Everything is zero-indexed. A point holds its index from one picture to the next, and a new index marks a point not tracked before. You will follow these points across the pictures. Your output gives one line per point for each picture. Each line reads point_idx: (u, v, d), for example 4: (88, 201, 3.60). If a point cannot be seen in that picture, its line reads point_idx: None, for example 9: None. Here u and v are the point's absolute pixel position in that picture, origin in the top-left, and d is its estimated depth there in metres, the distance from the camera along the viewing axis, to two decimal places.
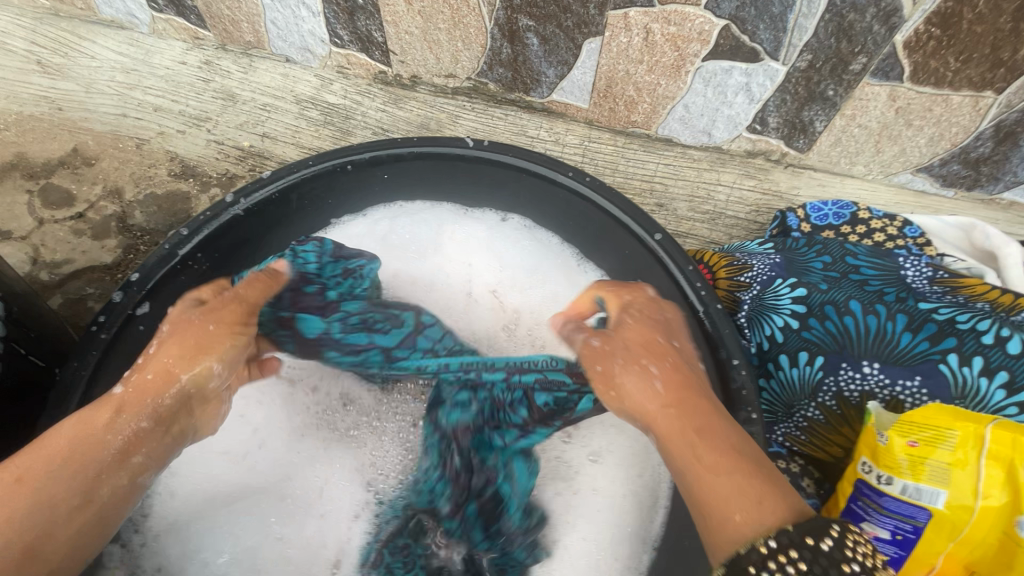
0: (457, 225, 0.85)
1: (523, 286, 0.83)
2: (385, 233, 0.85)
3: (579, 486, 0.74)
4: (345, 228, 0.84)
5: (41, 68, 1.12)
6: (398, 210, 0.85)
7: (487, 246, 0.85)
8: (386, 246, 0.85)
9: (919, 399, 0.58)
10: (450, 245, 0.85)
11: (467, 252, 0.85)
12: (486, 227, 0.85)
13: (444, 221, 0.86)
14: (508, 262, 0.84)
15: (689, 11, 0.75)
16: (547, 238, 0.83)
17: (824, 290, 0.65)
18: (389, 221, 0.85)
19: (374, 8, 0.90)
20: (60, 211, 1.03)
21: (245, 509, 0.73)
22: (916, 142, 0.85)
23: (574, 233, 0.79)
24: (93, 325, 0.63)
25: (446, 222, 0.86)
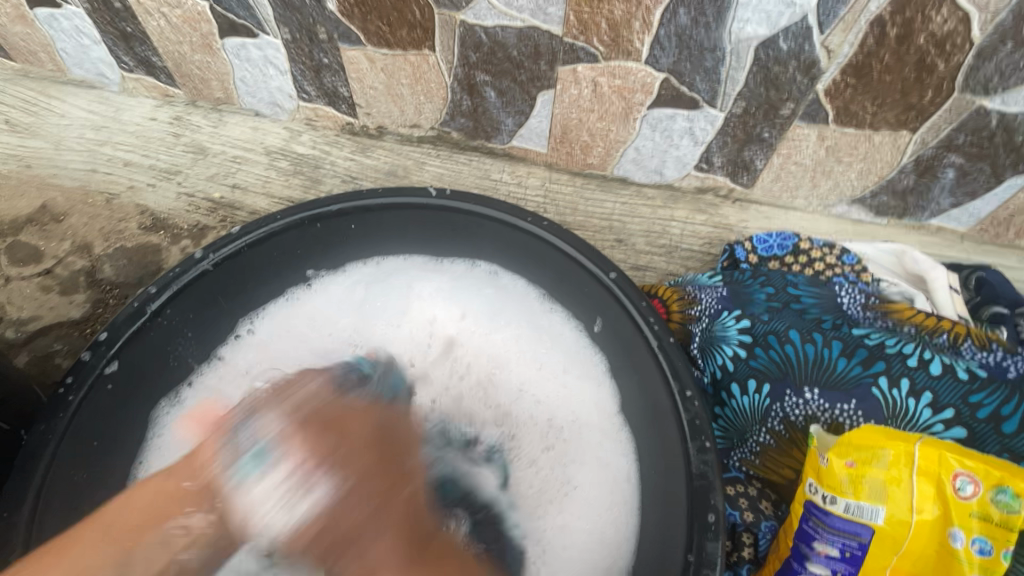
0: (424, 272, 0.86)
1: (488, 331, 0.83)
2: (349, 294, 0.85)
3: (578, 481, 0.73)
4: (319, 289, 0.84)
5: (10, 127, 1.14)
6: (366, 267, 0.86)
7: (455, 293, 0.85)
8: (354, 306, 0.84)
9: (856, 420, 0.62)
10: (417, 304, 0.85)
11: (434, 305, 0.85)
12: (454, 276, 0.86)
13: (410, 275, 0.86)
14: (473, 318, 0.84)
15: (632, 66, 0.82)
16: (512, 281, 0.84)
17: (767, 321, 0.70)
18: (353, 280, 0.85)
19: (339, 66, 0.95)
20: (27, 268, 1.03)
21: None
22: (848, 176, 0.92)
23: (541, 275, 0.81)
24: (61, 387, 0.64)
25: (413, 277, 0.86)
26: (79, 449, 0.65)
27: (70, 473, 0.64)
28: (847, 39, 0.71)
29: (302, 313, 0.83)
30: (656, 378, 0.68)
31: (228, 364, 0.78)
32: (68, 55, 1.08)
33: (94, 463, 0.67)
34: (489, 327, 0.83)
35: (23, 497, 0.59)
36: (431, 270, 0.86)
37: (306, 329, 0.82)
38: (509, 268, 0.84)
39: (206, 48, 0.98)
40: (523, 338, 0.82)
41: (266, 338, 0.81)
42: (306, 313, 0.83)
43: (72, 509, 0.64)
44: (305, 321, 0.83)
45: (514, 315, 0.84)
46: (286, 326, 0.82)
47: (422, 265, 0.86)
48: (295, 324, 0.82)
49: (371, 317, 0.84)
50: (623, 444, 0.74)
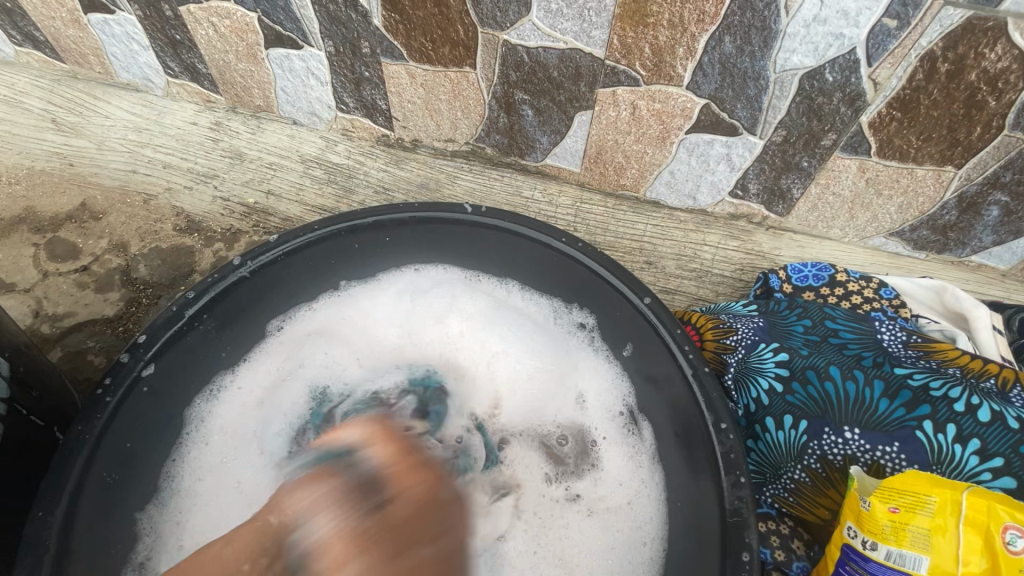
0: (475, 296, 0.85)
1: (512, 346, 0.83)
2: (378, 298, 0.85)
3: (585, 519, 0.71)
4: (364, 297, 0.85)
5: (56, 126, 1.17)
6: (398, 274, 0.85)
7: (483, 307, 0.85)
8: (386, 316, 0.85)
9: (898, 464, 0.60)
10: (458, 320, 0.84)
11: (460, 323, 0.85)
12: (485, 292, 0.85)
13: (440, 286, 0.86)
14: (493, 341, 0.83)
15: (672, 91, 0.82)
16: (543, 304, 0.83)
17: (805, 355, 0.68)
18: (385, 285, 0.85)
19: (379, 80, 0.97)
20: (65, 264, 1.05)
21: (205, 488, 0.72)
22: (887, 209, 0.91)
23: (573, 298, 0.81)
24: (99, 388, 0.64)
25: (443, 288, 0.86)
26: (113, 451, 0.65)
27: (104, 474, 0.64)
28: (895, 73, 0.70)
29: (331, 314, 0.84)
30: (689, 408, 0.67)
31: (266, 353, 0.80)
32: (116, 58, 1.11)
33: (128, 465, 0.67)
34: (507, 347, 0.83)
35: (58, 497, 0.60)
36: (463, 285, 0.86)
37: (332, 331, 0.83)
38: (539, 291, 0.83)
39: (251, 57, 1.00)
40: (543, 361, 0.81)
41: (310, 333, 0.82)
42: (350, 315, 0.84)
43: (105, 511, 0.64)
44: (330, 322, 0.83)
45: (535, 336, 0.83)
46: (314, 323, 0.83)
47: (454, 278, 0.86)
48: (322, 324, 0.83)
49: (396, 324, 0.84)
50: (644, 467, 0.73)
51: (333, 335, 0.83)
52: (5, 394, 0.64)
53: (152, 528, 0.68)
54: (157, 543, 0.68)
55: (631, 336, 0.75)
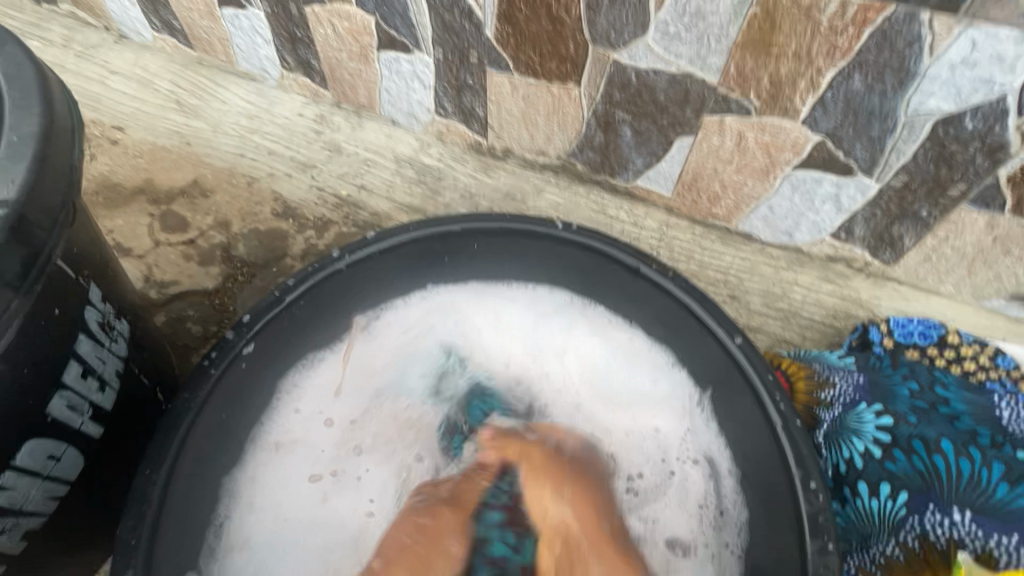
0: (576, 312, 0.82)
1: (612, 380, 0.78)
2: (474, 304, 0.84)
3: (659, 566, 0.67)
4: (462, 295, 0.84)
5: (179, 107, 1.27)
6: (494, 284, 0.84)
7: (592, 338, 0.80)
8: (492, 318, 0.83)
9: (1016, 558, 0.55)
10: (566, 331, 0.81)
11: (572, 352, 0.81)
12: (587, 316, 0.81)
13: (546, 303, 0.83)
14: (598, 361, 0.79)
15: (786, 125, 0.78)
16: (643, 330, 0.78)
17: (913, 423, 0.64)
18: (485, 294, 0.84)
19: (481, 89, 0.99)
20: (175, 235, 1.14)
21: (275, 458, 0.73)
22: (1013, 270, 0.83)
23: (676, 326, 0.74)
24: (206, 359, 0.69)
25: (550, 307, 0.83)
26: (212, 422, 0.69)
27: (204, 442, 0.68)
28: None
29: (424, 313, 0.83)
30: (776, 460, 0.64)
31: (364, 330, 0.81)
32: (240, 49, 1.19)
33: (224, 437, 0.71)
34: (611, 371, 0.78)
35: (165, 456, 0.65)
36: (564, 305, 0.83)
37: (422, 331, 0.83)
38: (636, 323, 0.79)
39: (362, 58, 1.04)
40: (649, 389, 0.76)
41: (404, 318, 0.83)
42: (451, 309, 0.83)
43: (202, 478, 0.68)
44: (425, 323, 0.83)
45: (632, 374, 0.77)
46: (410, 317, 0.83)
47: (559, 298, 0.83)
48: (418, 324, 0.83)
49: (494, 330, 0.83)
50: (720, 514, 0.68)
51: (423, 333, 0.82)
52: (122, 353, 0.70)
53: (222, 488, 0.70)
54: (229, 502, 0.70)
55: (717, 380, 0.72)
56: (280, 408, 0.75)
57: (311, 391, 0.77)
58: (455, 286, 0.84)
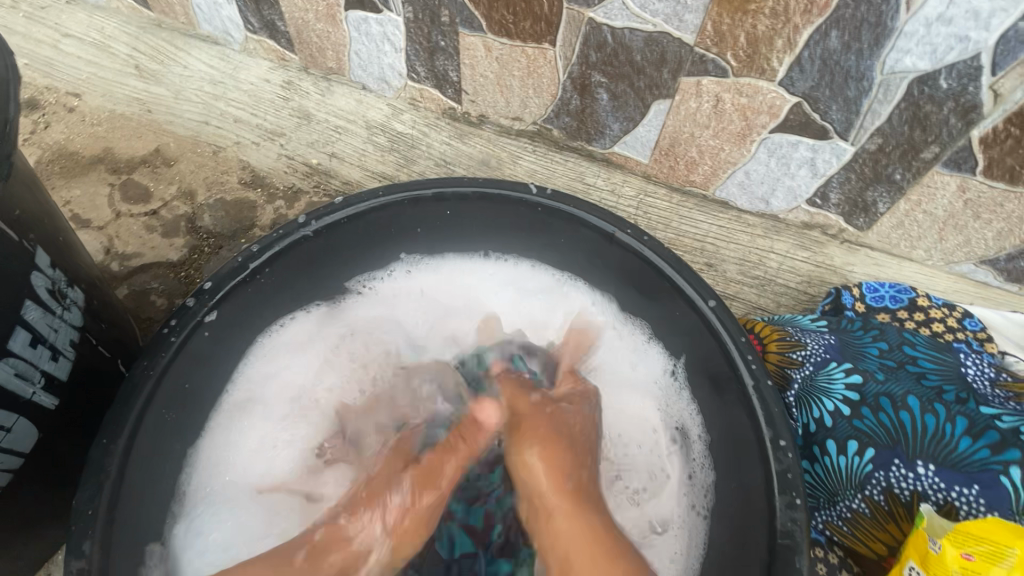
0: (546, 288, 0.86)
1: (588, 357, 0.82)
2: (455, 283, 0.87)
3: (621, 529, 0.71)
4: (440, 270, 0.87)
5: (138, 72, 1.21)
6: (471, 262, 0.87)
7: (572, 319, 0.84)
8: (469, 294, 0.87)
9: (977, 509, 0.56)
10: (541, 308, 0.86)
11: (552, 326, 0.85)
12: (569, 296, 0.85)
13: (527, 286, 0.87)
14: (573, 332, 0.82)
15: (762, 86, 0.77)
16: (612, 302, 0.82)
17: (881, 381, 0.65)
18: (468, 274, 0.87)
19: (454, 50, 0.95)
20: (137, 206, 1.10)
21: (254, 424, 0.77)
22: (983, 234, 0.84)
23: (647, 299, 0.76)
24: (165, 328, 0.66)
25: (531, 291, 0.87)
26: (171, 390, 0.67)
27: (163, 411, 0.66)
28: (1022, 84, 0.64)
29: (403, 290, 0.87)
30: (745, 419, 0.64)
31: (345, 306, 0.85)
32: (201, 10, 1.13)
33: (183, 406, 0.69)
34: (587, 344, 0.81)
35: (122, 427, 0.61)
36: (548, 284, 0.86)
37: (408, 310, 0.87)
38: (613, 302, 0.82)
39: (329, 18, 1.00)
40: (619, 361, 0.81)
41: (382, 293, 0.86)
42: (428, 286, 0.87)
43: (160, 446, 0.67)
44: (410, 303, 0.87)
45: (608, 351, 0.81)
46: (394, 295, 0.86)
47: (543, 279, 0.86)
48: (402, 303, 0.87)
49: (472, 305, 0.87)
50: (680, 473, 0.72)
51: (402, 308, 0.87)
52: (77, 322, 0.67)
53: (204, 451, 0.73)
54: (205, 467, 0.73)
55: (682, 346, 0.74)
56: (265, 379, 0.79)
57: (297, 365, 0.81)
58: (440, 264, 0.87)
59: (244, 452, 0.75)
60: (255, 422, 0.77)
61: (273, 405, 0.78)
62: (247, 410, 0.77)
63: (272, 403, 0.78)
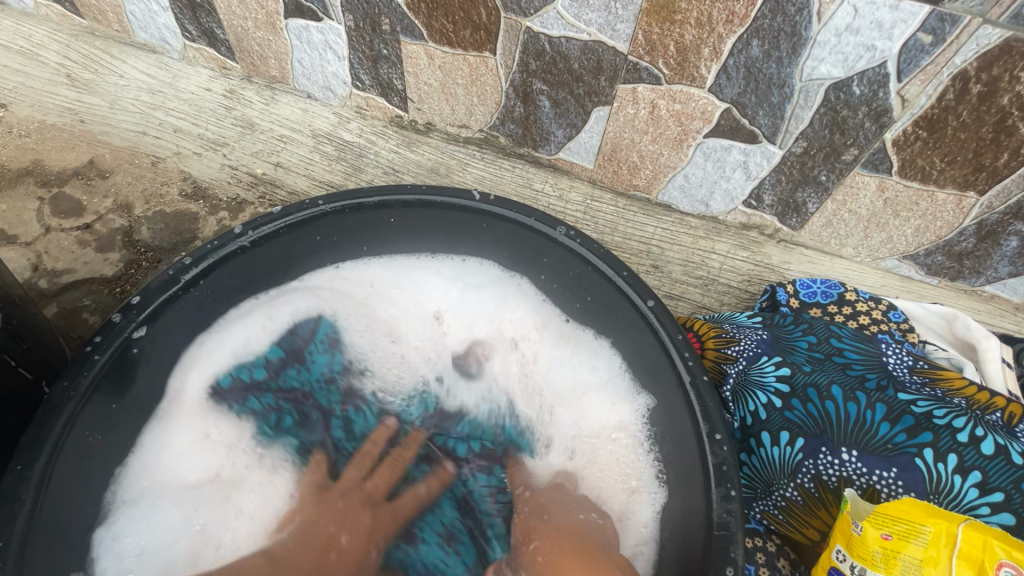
0: (499, 288, 0.85)
1: (545, 352, 0.81)
2: (406, 283, 0.86)
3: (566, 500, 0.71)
4: (391, 269, 0.86)
5: (69, 81, 1.16)
6: (428, 264, 0.86)
7: (527, 307, 0.84)
8: (423, 295, 0.86)
9: (894, 490, 0.59)
10: (495, 308, 0.84)
11: (507, 326, 0.84)
12: (522, 291, 0.84)
13: (473, 280, 0.85)
14: (522, 331, 0.83)
15: (694, 92, 0.80)
16: (563, 302, 0.82)
17: (808, 372, 0.68)
18: (416, 271, 0.86)
19: (397, 59, 0.95)
20: (68, 220, 1.05)
21: (175, 421, 0.73)
22: (903, 231, 0.89)
23: (598, 299, 0.76)
24: (88, 345, 0.63)
25: (478, 283, 0.85)
26: (96, 409, 0.64)
27: (87, 432, 0.63)
28: (925, 91, 0.68)
29: (348, 288, 0.84)
30: (684, 413, 0.66)
31: (286, 300, 0.81)
32: (135, 17, 1.10)
33: (108, 424, 0.66)
34: (539, 344, 0.82)
35: (38, 450, 0.58)
36: (497, 284, 0.85)
37: (356, 306, 0.84)
38: (558, 298, 0.82)
39: (269, 26, 0.99)
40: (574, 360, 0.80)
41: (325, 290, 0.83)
42: (375, 283, 0.85)
43: (82, 470, 0.63)
44: (360, 292, 0.85)
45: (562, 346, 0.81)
46: (341, 290, 0.84)
47: (491, 272, 0.85)
48: (350, 302, 0.84)
49: (423, 306, 0.85)
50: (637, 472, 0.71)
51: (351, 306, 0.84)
52: None
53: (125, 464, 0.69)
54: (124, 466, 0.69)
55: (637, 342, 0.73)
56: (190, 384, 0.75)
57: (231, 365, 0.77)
58: (385, 259, 0.86)
59: (162, 458, 0.71)
60: (170, 421, 0.73)
61: (202, 408, 0.74)
62: (172, 414, 0.73)
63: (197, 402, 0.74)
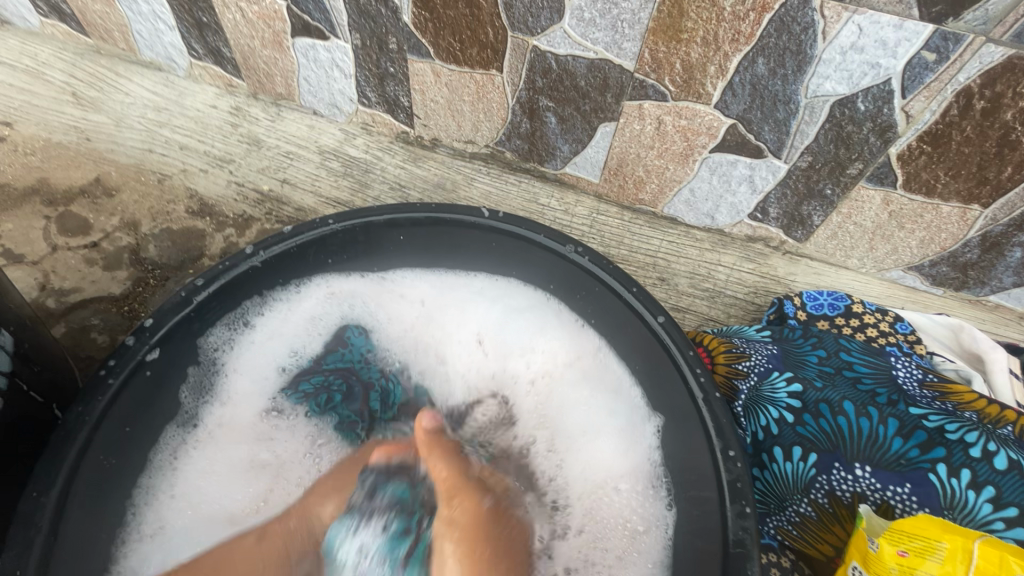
0: (528, 306, 0.83)
1: (574, 384, 0.79)
2: (442, 298, 0.85)
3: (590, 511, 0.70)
4: (415, 287, 0.85)
5: (75, 99, 1.16)
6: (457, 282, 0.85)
7: (559, 324, 0.82)
8: (454, 310, 0.84)
9: (909, 506, 0.59)
10: (525, 324, 0.83)
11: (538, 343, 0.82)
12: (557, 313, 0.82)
13: (515, 307, 0.84)
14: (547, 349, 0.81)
15: (699, 108, 0.81)
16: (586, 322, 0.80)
17: (820, 387, 0.69)
18: (459, 288, 0.85)
19: (403, 77, 0.96)
20: (75, 239, 1.05)
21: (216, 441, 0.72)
22: (907, 243, 0.90)
23: (618, 322, 0.75)
24: (103, 368, 0.63)
25: (519, 311, 0.83)
26: (110, 434, 0.63)
27: (101, 457, 0.62)
28: (929, 106, 0.69)
29: (381, 300, 0.84)
30: (698, 429, 0.66)
31: (323, 313, 0.82)
32: (142, 36, 1.11)
33: (122, 448, 0.65)
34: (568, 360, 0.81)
35: (53, 477, 0.58)
36: (533, 306, 0.83)
37: (390, 319, 0.83)
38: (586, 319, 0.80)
39: (276, 45, 0.99)
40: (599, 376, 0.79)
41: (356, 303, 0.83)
42: (405, 298, 0.85)
43: (98, 495, 0.62)
44: (412, 310, 0.84)
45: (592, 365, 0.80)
46: (388, 312, 0.84)
47: (532, 302, 0.83)
48: (391, 327, 0.83)
49: (455, 320, 0.84)
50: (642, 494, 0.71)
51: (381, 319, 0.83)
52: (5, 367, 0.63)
53: (152, 484, 0.68)
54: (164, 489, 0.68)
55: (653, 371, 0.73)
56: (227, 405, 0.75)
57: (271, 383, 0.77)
58: (422, 275, 0.85)
59: (196, 479, 0.70)
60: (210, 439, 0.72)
61: (236, 425, 0.74)
62: (207, 436, 0.73)
63: (237, 425, 0.74)
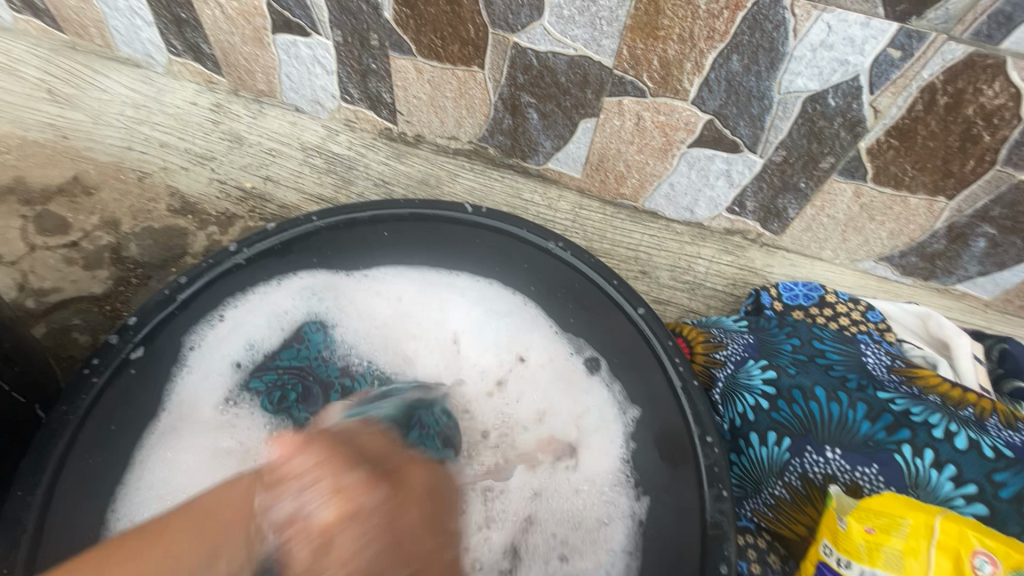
0: (505, 303, 0.85)
1: (544, 379, 0.81)
2: (419, 295, 0.85)
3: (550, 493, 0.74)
4: (393, 285, 0.85)
5: (51, 96, 1.15)
6: (434, 278, 0.86)
7: (535, 321, 0.83)
8: (430, 307, 0.85)
9: (876, 484, 0.62)
10: (502, 321, 0.84)
11: (512, 341, 0.84)
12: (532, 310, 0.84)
13: (496, 306, 0.85)
14: (522, 346, 0.83)
15: (677, 104, 0.82)
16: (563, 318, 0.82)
17: (793, 374, 0.72)
18: (434, 285, 0.85)
19: (385, 73, 0.96)
20: (53, 238, 1.04)
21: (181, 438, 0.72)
22: (878, 234, 0.93)
23: (599, 317, 0.77)
24: (86, 367, 0.63)
25: (500, 311, 0.84)
26: (95, 432, 0.64)
27: (87, 455, 0.63)
28: (896, 102, 0.72)
29: (356, 300, 0.84)
30: (676, 416, 0.68)
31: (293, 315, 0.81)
32: (118, 32, 1.09)
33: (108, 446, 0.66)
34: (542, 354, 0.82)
35: (40, 475, 0.58)
36: (509, 303, 0.85)
37: (364, 317, 0.84)
38: (563, 316, 0.82)
39: (256, 41, 0.99)
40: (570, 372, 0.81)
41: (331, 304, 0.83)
42: (382, 297, 0.85)
43: (85, 493, 0.63)
44: (385, 306, 0.85)
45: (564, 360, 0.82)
46: (359, 310, 0.84)
47: (507, 301, 0.84)
48: (362, 325, 0.84)
49: (430, 318, 0.85)
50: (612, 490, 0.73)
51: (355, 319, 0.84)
52: None
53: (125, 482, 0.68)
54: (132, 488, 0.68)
55: (631, 365, 0.75)
56: (191, 397, 0.74)
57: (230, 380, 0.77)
58: (399, 272, 0.85)
59: (162, 470, 0.69)
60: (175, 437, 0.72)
61: (198, 419, 0.74)
62: (169, 431, 0.72)
63: (198, 419, 0.74)
